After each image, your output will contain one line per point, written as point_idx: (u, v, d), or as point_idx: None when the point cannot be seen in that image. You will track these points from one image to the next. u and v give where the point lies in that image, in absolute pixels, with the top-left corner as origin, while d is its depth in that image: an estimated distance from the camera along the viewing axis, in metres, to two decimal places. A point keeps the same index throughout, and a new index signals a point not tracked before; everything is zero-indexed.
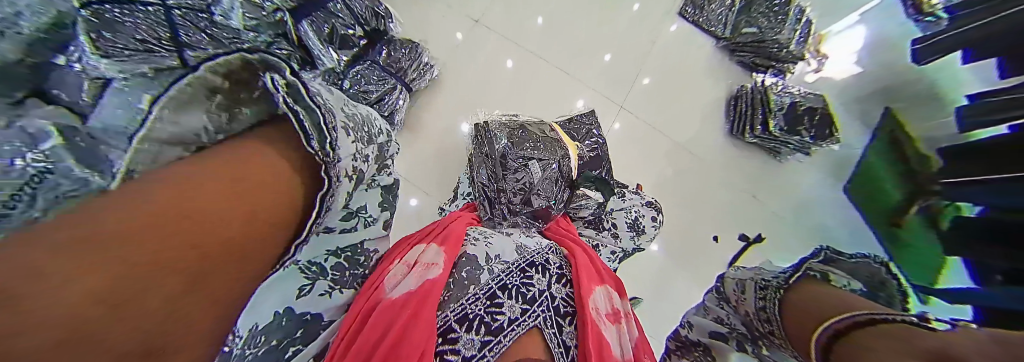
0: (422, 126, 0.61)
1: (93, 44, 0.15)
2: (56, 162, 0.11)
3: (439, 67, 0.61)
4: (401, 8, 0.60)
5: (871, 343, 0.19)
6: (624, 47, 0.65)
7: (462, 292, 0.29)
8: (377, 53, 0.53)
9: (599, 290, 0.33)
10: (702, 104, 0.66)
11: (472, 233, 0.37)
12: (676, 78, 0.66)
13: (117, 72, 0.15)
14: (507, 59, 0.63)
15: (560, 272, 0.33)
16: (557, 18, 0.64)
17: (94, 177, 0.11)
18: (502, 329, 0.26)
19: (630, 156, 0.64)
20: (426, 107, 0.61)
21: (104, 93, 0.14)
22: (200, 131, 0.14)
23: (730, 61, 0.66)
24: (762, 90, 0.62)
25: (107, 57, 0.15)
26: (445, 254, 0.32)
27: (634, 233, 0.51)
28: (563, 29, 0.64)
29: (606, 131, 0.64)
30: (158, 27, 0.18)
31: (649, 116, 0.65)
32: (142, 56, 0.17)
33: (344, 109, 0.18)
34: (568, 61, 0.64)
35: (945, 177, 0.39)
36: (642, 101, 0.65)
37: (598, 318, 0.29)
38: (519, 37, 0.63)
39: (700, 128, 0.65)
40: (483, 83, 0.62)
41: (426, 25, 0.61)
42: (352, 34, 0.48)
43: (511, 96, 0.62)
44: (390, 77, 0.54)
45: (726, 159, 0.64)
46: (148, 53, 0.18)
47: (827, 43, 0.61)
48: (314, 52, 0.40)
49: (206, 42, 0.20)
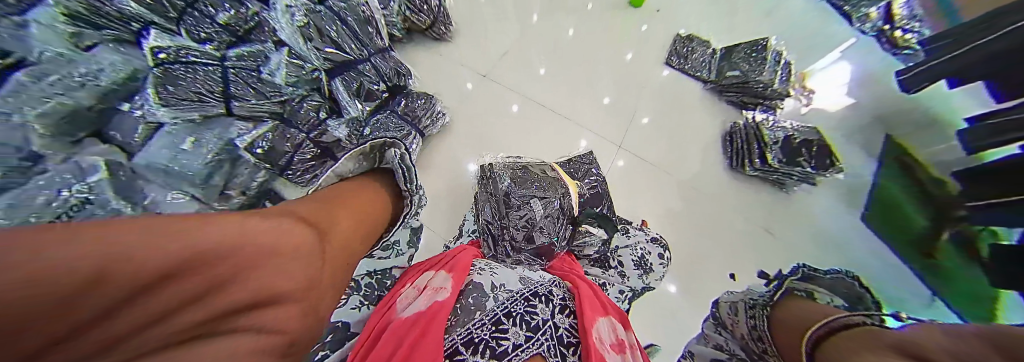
0: (430, 164, 0.64)
1: (157, 95, 0.30)
2: (97, 193, 0.25)
3: (451, 113, 0.67)
4: (418, 65, 0.69)
5: (836, 341, 0.23)
6: (620, 92, 0.70)
7: (468, 317, 0.27)
8: (394, 103, 0.56)
9: (603, 320, 0.30)
10: (701, 143, 0.67)
11: (478, 264, 0.37)
12: (672, 119, 0.69)
13: (168, 116, 0.30)
14: (511, 105, 0.68)
15: (563, 302, 0.31)
16: (557, 69, 0.71)
17: (124, 207, 0.26)
18: (507, 354, 0.25)
19: (635, 191, 0.64)
20: (436, 146, 0.65)
21: (154, 135, 0.29)
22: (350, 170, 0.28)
23: (719, 100, 0.69)
24: (754, 127, 0.64)
25: (164, 103, 0.30)
26: (452, 280, 0.31)
27: (641, 271, 0.50)
28: (563, 78, 0.70)
29: (608, 168, 0.65)
30: (213, 81, 0.34)
31: (650, 155, 0.66)
32: (194, 101, 0.33)
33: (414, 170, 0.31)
34: (568, 105, 0.69)
35: (971, 200, 0.43)
36: (641, 140, 0.67)
37: (603, 349, 0.26)
38: (522, 86, 0.70)
39: (703, 165, 0.66)
40: (489, 125, 0.67)
41: (440, 78, 0.69)
42: (377, 89, 0.52)
43: (517, 137, 0.66)
44: (406, 125, 0.55)
45: (733, 195, 0.64)
46: (200, 99, 0.33)
47: (811, 80, 0.65)
48: (341, 104, 0.46)
49: (250, 93, 0.37)
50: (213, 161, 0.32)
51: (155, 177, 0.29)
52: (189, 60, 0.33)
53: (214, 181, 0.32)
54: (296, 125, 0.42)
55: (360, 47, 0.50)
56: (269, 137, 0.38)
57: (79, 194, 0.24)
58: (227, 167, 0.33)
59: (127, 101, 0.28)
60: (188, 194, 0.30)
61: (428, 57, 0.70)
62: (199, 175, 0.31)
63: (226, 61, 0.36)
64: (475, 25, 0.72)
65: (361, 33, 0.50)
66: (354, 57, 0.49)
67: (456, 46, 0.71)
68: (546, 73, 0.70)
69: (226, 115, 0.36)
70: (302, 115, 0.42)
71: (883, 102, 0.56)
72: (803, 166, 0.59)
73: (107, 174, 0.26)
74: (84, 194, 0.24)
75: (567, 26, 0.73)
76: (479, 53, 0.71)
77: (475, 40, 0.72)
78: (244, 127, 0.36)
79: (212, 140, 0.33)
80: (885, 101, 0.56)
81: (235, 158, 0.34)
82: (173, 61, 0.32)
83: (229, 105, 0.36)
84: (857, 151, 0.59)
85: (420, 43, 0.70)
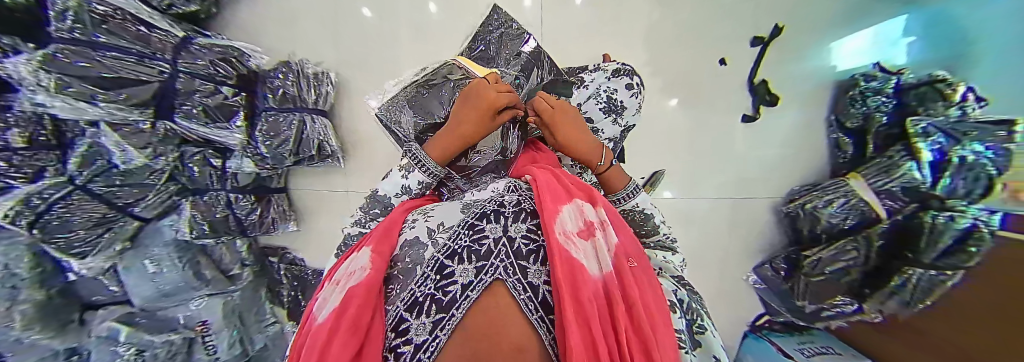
0: (347, 127, 0.92)
1: (8, 161, 0.57)
2: (130, 244, 0.74)
3: (330, 67, 0.90)
4: (266, 43, 0.91)
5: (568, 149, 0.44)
6: (457, 13, 0.88)
7: (413, 278, 0.29)
8: (261, 98, 0.78)
9: (568, 209, 0.30)
10: (623, 45, 0.87)
11: (411, 216, 0.39)
12: (606, 43, 0.87)
13: (25, 164, 0.58)
14: (400, 41, 0.90)
15: (520, 209, 0.32)
16: (376, 6, 0.89)
17: (170, 234, 0.78)
18: (455, 300, 0.23)
19: (575, 48, 0.89)
20: (335, 110, 0.90)
21: (34, 180, 0.59)
22: (105, 225, 0.68)
23: (557, 25, 0.89)
24: (674, 61, 0.85)
25: (26, 143, 0.58)
26: (369, 257, 0.33)
27: (615, 116, 0.59)
28: (383, 16, 0.90)
29: (568, 48, 0.89)
30: (124, 124, 0.64)
31: (592, 59, 0.87)
32: (27, 154, 0.58)
33: (114, 144, 0.64)
34: (422, 35, 0.89)
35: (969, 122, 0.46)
36: (580, 52, 0.88)
37: (568, 241, 0.26)
38: (347, 38, 0.90)
39: (646, 75, 0.87)
40: (387, 53, 0.90)
41: (277, 43, 0.90)
42: (219, 75, 0.70)
43: (417, 58, 0.89)
44: (295, 110, 0.79)
45: (689, 126, 0.85)
46: (35, 152, 0.59)
47: (567, 36, 0.89)
48: (209, 135, 0.72)
49: (147, 125, 0.66)
50: (162, 213, 0.75)
51: (154, 243, 0.77)
52: (41, 107, 0.56)
53: (169, 178, 0.73)
54: (200, 120, 0.70)
55: (169, 41, 0.66)
56: (166, 129, 0.68)
57: (206, 238, 0.79)
58: (168, 173, 0.72)
59: (2, 161, 0.56)
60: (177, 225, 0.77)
61: (264, 24, 0.90)
62: (156, 233, 0.77)
63: (113, 112, 0.60)
64: (269, 5, 0.90)
65: (152, 38, 0.64)
66: (154, 45, 0.64)
67: (276, 10, 0.90)
68: (369, 12, 0.89)
69: (153, 117, 0.65)
70: (196, 122, 0.69)
71: (617, 41, 0.87)
72: (614, 116, 0.59)
73: (71, 257, 0.66)
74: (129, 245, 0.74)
75: None
76: (318, 13, 0.90)
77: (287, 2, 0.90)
78: (106, 154, 0.65)
79: (132, 158, 0.65)
80: (651, 40, 0.86)
81: (175, 168, 0.72)
82: (123, 126, 0.64)
83: (98, 125, 0.63)
84: (781, 68, 0.77)
85: (232, 26, 0.90)
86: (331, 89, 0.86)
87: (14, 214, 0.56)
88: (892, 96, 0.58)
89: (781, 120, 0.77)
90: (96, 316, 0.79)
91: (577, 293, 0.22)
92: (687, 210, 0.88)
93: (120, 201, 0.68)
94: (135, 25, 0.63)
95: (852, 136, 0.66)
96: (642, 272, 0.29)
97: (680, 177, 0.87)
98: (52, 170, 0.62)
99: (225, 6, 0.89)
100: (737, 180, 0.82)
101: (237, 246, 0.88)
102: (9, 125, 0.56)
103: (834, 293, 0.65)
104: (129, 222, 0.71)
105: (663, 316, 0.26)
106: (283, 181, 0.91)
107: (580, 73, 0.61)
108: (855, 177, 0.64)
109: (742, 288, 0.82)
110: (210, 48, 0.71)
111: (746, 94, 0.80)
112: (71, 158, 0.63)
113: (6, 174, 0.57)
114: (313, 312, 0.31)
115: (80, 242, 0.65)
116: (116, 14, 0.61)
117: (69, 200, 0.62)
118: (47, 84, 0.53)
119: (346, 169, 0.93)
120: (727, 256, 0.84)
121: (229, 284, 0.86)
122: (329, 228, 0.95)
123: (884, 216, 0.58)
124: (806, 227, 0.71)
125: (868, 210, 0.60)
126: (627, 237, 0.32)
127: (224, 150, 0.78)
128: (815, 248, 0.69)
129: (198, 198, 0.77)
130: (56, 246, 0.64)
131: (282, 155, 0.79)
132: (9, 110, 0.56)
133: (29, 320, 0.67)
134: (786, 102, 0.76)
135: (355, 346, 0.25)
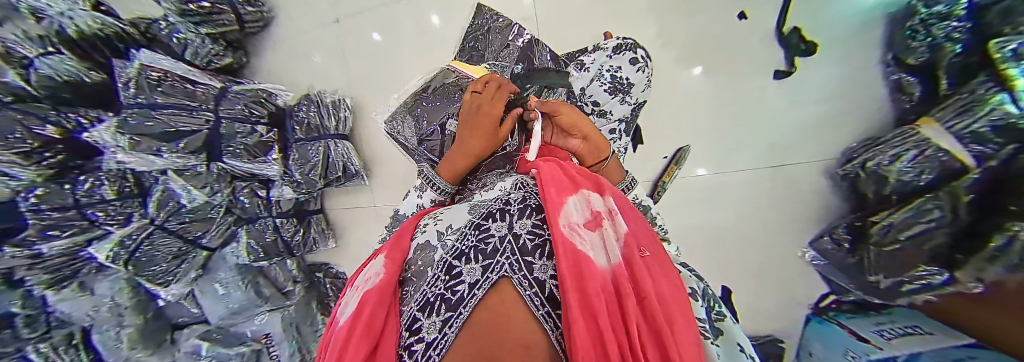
0: (369, 146, 0.97)
1: (103, 211, 0.68)
2: (202, 271, 0.87)
3: (348, 93, 0.97)
4: (289, 79, 1.00)
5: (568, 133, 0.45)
6: (455, 20, 0.90)
7: (424, 279, 0.30)
8: (290, 131, 0.86)
9: (573, 200, 0.28)
10: (624, 19, 0.83)
11: (424, 220, 0.40)
12: (608, 19, 0.83)
13: (118, 211, 0.70)
14: (407, 57, 0.94)
15: (526, 205, 0.32)
16: (382, 30, 0.94)
17: (231, 259, 0.89)
18: (462, 299, 0.23)
19: (574, 33, 0.86)
20: (357, 134, 0.97)
21: (128, 223, 0.71)
22: (181, 257, 0.80)
23: (553, 12, 0.87)
24: (687, 26, 0.79)
25: (118, 193, 0.69)
26: (384, 263, 0.34)
27: (620, 96, 0.56)
28: (389, 37, 0.94)
29: (567, 33, 0.86)
30: (183, 167, 0.73)
31: (593, 40, 0.84)
32: (118, 203, 0.70)
33: (181, 188, 0.74)
34: (426, 49, 0.92)
35: None
36: (581, 34, 0.85)
37: (572, 232, 0.25)
38: (360, 63, 0.96)
39: (657, 46, 0.81)
40: (396, 71, 0.95)
41: (299, 79, 0.99)
42: (257, 117, 0.80)
43: (424, 71, 0.92)
44: (321, 138, 0.86)
45: (714, 93, 0.78)
46: (122, 201, 0.70)
47: (565, 22, 0.86)
48: (251, 169, 0.81)
49: (202, 168, 0.76)
50: (224, 242, 0.86)
51: (222, 267, 0.90)
52: (121, 164, 0.66)
53: (224, 215, 0.83)
54: (240, 156, 0.78)
55: (210, 91, 0.76)
56: (217, 166, 0.78)
57: (259, 261, 0.89)
58: (223, 207, 0.82)
59: (100, 211, 0.68)
60: (236, 251, 0.88)
61: (285, 63, 1.00)
62: (220, 260, 0.89)
63: (174, 161, 0.70)
64: (289, 45, 0.99)
65: (197, 93, 0.74)
66: (202, 99, 0.74)
67: (295, 48, 0.99)
68: (377, 36, 0.95)
69: (206, 158, 0.75)
70: (240, 152, 0.78)
71: (617, 17, 0.83)
72: (620, 95, 0.55)
73: (160, 286, 0.79)
74: (201, 271, 0.86)
75: (332, 19, 0.96)
76: (331, 44, 0.97)
77: (304, 40, 0.98)
78: (171, 197, 0.75)
79: (194, 196, 0.76)
80: (654, 9, 0.80)
81: (230, 202, 0.83)
82: (184, 170, 0.74)
83: (163, 172, 0.74)
84: (811, 15, 0.70)
85: (261, 69, 1.01)
86: (349, 113, 0.92)
87: (113, 255, 0.69)
88: (966, 19, 0.48)
89: (821, 72, 0.70)
90: (182, 334, 0.92)
91: (583, 285, 0.21)
92: (720, 187, 0.81)
93: (190, 235, 0.80)
94: (184, 84, 0.72)
95: (916, 75, 0.57)
96: (657, 261, 0.27)
97: (709, 152, 0.80)
98: (138, 214, 0.73)
99: (253, 54, 1.00)
100: (776, 145, 0.75)
101: (288, 265, 0.98)
102: (101, 181, 0.67)
103: (915, 263, 0.53)
104: (199, 252, 0.83)
105: (682, 304, 0.23)
106: (320, 204, 1.01)
107: (580, 56, 0.58)
108: (929, 123, 0.53)
109: (794, 265, 0.74)
110: (242, 93, 0.80)
111: (775, 46, 0.73)
112: (149, 202, 0.74)
113: (105, 221, 0.69)
114: (337, 318, 0.33)
115: (163, 272, 0.78)
116: (167, 77, 0.71)
117: (152, 239, 0.74)
118: (121, 145, 0.63)
119: (371, 185, 1.00)
120: (771, 231, 0.76)
121: (284, 299, 0.97)
122: (365, 242, 1.02)
123: (974, 165, 0.46)
124: (869, 188, 0.61)
125: (949, 161, 0.48)
126: (639, 226, 0.30)
127: (267, 181, 0.87)
128: (886, 212, 0.58)
129: (251, 226, 0.87)
130: (146, 278, 0.77)
131: (313, 179, 0.86)
132: (99, 169, 0.67)
133: (133, 341, 0.82)
134: (826, 48, 0.69)
135: (371, 345, 0.26)
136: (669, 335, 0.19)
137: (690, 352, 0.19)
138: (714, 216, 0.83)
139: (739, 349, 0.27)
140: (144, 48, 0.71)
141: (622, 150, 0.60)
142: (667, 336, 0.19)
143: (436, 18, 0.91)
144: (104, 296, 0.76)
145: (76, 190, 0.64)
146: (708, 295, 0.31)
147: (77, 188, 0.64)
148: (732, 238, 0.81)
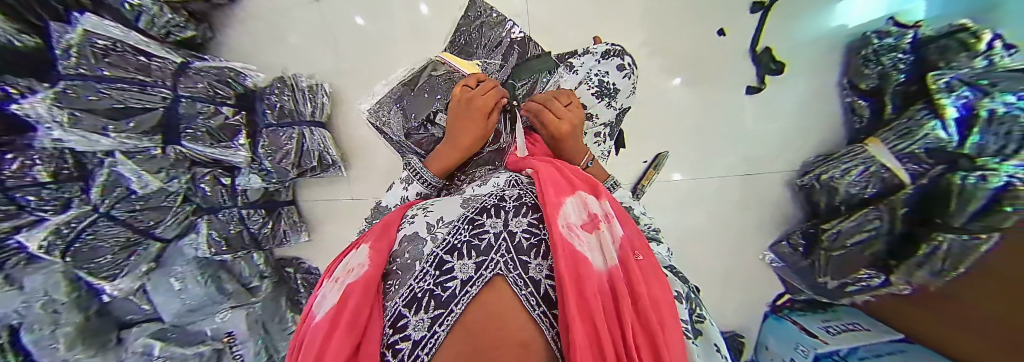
0: (349, 135, 0.93)
1: (36, 196, 0.60)
2: (154, 263, 0.79)
3: (326, 79, 0.92)
4: (259, 59, 0.93)
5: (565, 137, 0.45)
6: (443, 11, 0.88)
7: (412, 274, 0.29)
8: (262, 115, 0.80)
9: (571, 201, 0.29)
10: (611, 24, 0.84)
11: (412, 212, 0.39)
12: (597, 23, 0.85)
13: (54, 196, 0.62)
14: (393, 45, 0.90)
15: (524, 203, 0.32)
16: (366, 14, 0.90)
17: (187, 251, 0.83)
18: (456, 296, 0.22)
19: (563, 35, 0.87)
20: (336, 122, 0.93)
21: (65, 210, 0.63)
22: (128, 248, 0.73)
23: (541, 11, 0.87)
24: (670, 35, 0.82)
25: (55, 174, 0.62)
26: (369, 254, 0.33)
27: (607, 101, 0.57)
28: (373, 23, 0.90)
29: (555, 34, 0.87)
30: (133, 151, 0.67)
31: (581, 42, 0.85)
32: (56, 188, 0.62)
33: (130, 172, 0.67)
34: (412, 38, 0.89)
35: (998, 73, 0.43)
36: (569, 36, 0.86)
37: (570, 233, 0.25)
38: (340, 48, 0.91)
39: (642, 51, 0.84)
40: (380, 59, 0.91)
41: (271, 59, 0.93)
42: (221, 98, 0.74)
43: (409, 60, 0.89)
44: (296, 124, 0.81)
45: (693, 101, 0.82)
46: (60, 184, 0.63)
47: (554, 22, 0.87)
48: (215, 156, 0.75)
49: (157, 151, 0.70)
50: (180, 231, 0.80)
51: (177, 259, 0.83)
52: (59, 143, 0.58)
53: (179, 204, 0.77)
54: (203, 140, 0.73)
55: (167, 65, 0.70)
56: (178, 149, 0.72)
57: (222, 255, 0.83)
58: (180, 196, 0.76)
59: (33, 195, 0.60)
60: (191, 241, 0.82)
61: (256, 42, 0.93)
62: (175, 253, 0.83)
63: (121, 141, 0.63)
64: (260, 23, 0.92)
65: (154, 67, 0.67)
66: (159, 76, 0.67)
67: (269, 26, 0.92)
68: (360, 20, 0.90)
69: (160, 140, 0.69)
70: (201, 136, 0.73)
71: (605, 21, 0.85)
72: (608, 99, 0.56)
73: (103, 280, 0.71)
74: (152, 263, 0.79)
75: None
76: (309, 24, 0.91)
77: (277, 18, 0.92)
78: (118, 181, 0.68)
79: (147, 183, 0.69)
80: (641, 17, 0.83)
81: (187, 190, 0.77)
82: (137, 154, 0.68)
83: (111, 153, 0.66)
84: (782, 34, 0.75)
85: (228, 47, 0.93)
86: (327, 100, 0.88)
87: (47, 245, 0.61)
88: (908, 53, 0.55)
89: (786, 89, 0.76)
90: (131, 334, 0.85)
91: (581, 285, 0.21)
92: (694, 191, 0.85)
93: (141, 225, 0.73)
94: (136, 56, 0.66)
95: (866, 98, 0.64)
96: (649, 265, 0.28)
97: (688, 155, 0.84)
98: (78, 200, 0.65)
99: (219, 28, 0.92)
100: (748, 154, 0.80)
101: (254, 260, 0.92)
102: (34, 161, 0.59)
103: (857, 267, 0.60)
104: (150, 243, 0.76)
105: (669, 307, 0.24)
106: (291, 194, 0.96)
107: (569, 59, 0.58)
108: (874, 142, 0.60)
109: (754, 267, 0.81)
110: (205, 70, 0.74)
111: (749, 63, 0.78)
112: (92, 188, 0.66)
113: (37, 207, 0.61)
114: (315, 308, 0.32)
115: (109, 265, 0.71)
116: (116, 47, 0.64)
117: (95, 228, 0.67)
118: (61, 120, 0.55)
119: (350, 177, 0.96)
120: (737, 234, 0.82)
121: (250, 295, 0.91)
122: (341, 236, 0.98)
123: (908, 181, 0.53)
124: (822, 198, 0.68)
125: (889, 177, 0.55)
126: (632, 229, 0.30)
127: (232, 168, 0.82)
128: (834, 221, 0.64)
129: (214, 216, 0.82)
130: (88, 270, 0.69)
131: (285, 169, 0.81)
132: (32, 148, 0.59)
133: (72, 341, 0.73)
134: (792, 68, 0.75)
135: (353, 342, 0.25)
136: (660, 338, 0.19)
137: (677, 354, 0.20)
138: (692, 220, 0.86)
139: (716, 349, 0.29)
140: (89, 13, 0.63)
141: (605, 152, 0.62)
142: (658, 339, 0.19)
143: (424, 7, 0.88)
144: (38, 290, 0.67)
145: (1, 170, 0.55)
146: (691, 297, 0.34)
147: (3, 169, 0.55)
148: (704, 243, 0.85)
